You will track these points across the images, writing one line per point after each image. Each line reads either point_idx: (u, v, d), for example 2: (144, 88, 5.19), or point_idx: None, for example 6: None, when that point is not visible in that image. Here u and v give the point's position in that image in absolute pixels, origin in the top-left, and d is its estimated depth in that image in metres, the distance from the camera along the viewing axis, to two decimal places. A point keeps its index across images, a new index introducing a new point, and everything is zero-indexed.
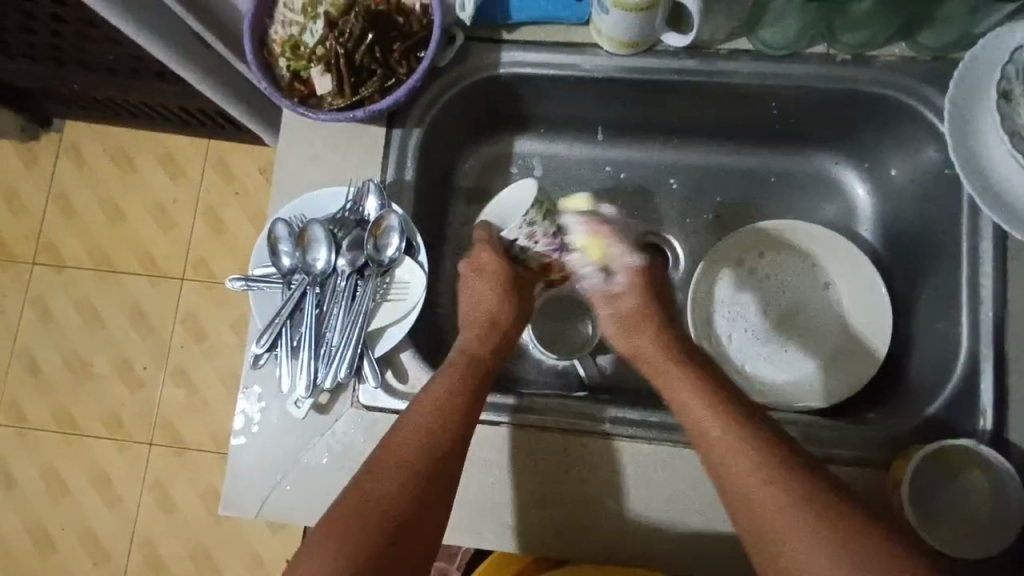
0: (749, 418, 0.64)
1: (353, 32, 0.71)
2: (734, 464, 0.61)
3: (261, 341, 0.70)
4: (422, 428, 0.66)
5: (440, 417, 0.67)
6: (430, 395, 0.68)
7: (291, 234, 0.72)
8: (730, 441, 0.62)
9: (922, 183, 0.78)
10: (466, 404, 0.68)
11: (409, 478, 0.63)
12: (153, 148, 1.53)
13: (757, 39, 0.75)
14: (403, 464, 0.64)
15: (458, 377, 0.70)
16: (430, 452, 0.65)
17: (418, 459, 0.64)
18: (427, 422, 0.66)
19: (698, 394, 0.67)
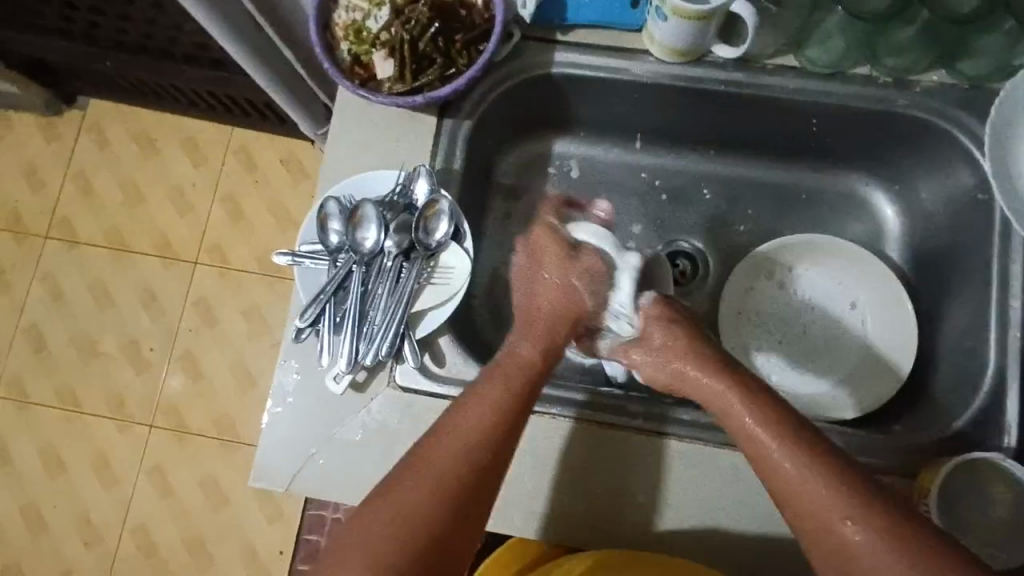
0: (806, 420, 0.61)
1: (418, 20, 0.73)
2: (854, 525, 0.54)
3: (305, 316, 0.71)
4: (448, 457, 0.60)
5: (473, 441, 0.61)
6: (464, 415, 0.62)
7: (341, 212, 0.73)
8: (840, 498, 0.56)
9: (953, 206, 0.80)
10: (501, 430, 0.62)
11: (428, 515, 0.58)
12: (178, 131, 1.54)
13: (803, 57, 0.78)
14: (423, 499, 0.58)
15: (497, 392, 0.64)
16: (453, 487, 0.59)
17: (439, 493, 0.59)
18: (454, 451, 0.60)
19: (780, 419, 0.60)
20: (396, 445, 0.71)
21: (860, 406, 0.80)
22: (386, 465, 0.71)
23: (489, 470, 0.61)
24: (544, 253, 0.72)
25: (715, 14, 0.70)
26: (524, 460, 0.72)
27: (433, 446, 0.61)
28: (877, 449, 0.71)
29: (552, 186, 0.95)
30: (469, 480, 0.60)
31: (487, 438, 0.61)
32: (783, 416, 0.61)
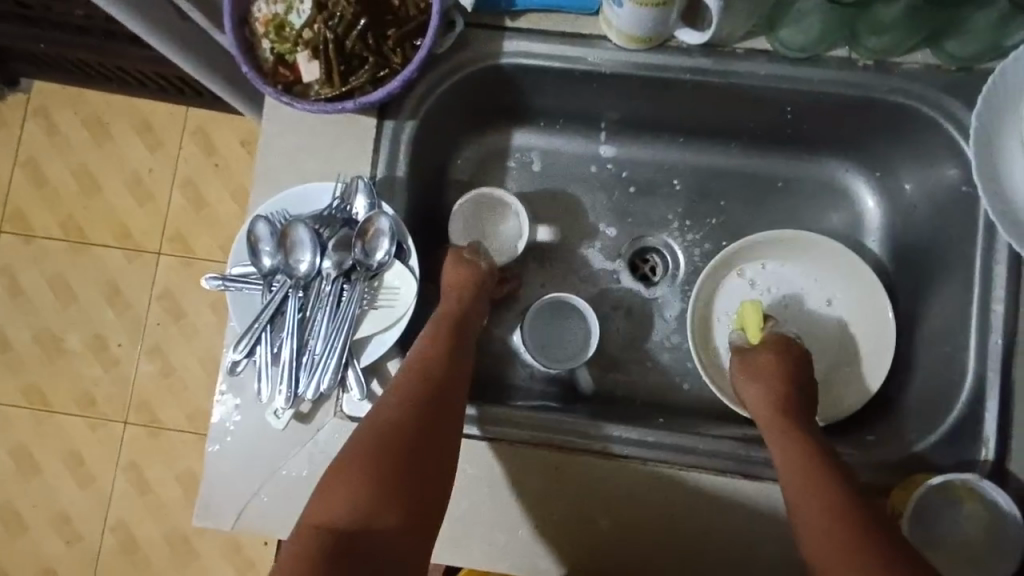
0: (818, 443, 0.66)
1: (343, 16, 0.65)
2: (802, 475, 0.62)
3: (239, 347, 0.66)
4: (397, 397, 0.62)
5: (418, 375, 0.64)
6: (412, 360, 0.66)
7: (273, 234, 0.67)
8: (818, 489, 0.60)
9: (937, 199, 0.75)
10: (443, 365, 0.65)
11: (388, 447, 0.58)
12: (129, 113, 1.45)
13: (775, 40, 0.71)
14: (381, 435, 0.59)
15: (437, 332, 0.69)
16: (409, 421, 0.60)
17: (393, 428, 0.60)
18: (410, 373, 0.65)
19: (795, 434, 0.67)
20: None
21: (830, 413, 0.77)
22: None
23: (437, 399, 0.63)
24: (454, 255, 0.77)
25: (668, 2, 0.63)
26: (480, 489, 0.68)
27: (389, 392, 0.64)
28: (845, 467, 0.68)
29: (512, 181, 0.88)
30: (424, 411, 0.62)
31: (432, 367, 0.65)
32: (788, 435, 0.67)
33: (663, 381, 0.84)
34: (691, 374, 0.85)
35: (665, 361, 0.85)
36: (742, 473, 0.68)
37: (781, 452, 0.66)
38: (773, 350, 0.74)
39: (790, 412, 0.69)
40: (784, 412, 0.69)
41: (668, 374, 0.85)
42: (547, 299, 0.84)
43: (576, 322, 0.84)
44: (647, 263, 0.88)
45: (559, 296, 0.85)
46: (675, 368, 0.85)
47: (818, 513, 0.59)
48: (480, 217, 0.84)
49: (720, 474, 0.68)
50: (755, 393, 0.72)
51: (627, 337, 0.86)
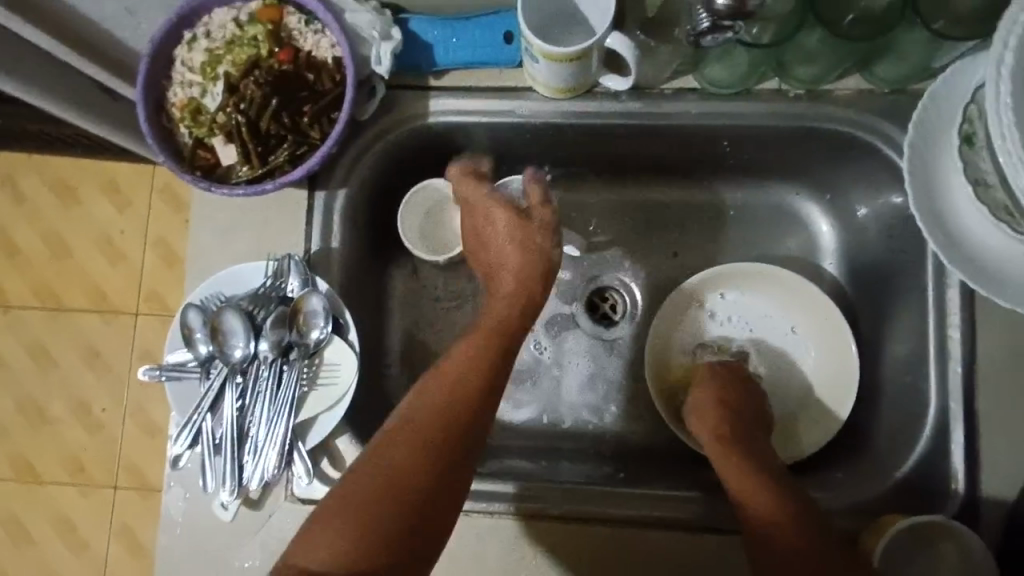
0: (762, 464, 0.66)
1: (253, 98, 0.64)
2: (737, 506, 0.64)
3: (180, 439, 0.65)
4: (468, 359, 0.64)
5: (462, 376, 0.63)
6: (457, 362, 0.64)
7: (204, 322, 0.66)
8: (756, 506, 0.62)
9: (888, 221, 0.73)
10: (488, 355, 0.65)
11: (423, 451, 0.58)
12: (94, 177, 1.44)
13: (702, 77, 0.69)
14: (407, 443, 0.58)
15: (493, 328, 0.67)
16: (469, 399, 0.62)
17: (431, 436, 0.59)
18: (457, 368, 0.63)
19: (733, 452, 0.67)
20: None
21: (798, 449, 0.75)
22: None
23: (501, 372, 0.65)
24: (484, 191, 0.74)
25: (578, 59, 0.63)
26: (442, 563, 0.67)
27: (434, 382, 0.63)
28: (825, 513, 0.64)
29: None
30: (485, 389, 0.63)
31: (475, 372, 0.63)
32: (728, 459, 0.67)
33: (629, 425, 0.82)
34: (656, 416, 0.82)
35: (630, 403, 0.83)
36: (707, 526, 0.66)
37: (729, 474, 0.66)
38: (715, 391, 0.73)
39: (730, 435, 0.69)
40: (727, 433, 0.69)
41: (633, 417, 0.82)
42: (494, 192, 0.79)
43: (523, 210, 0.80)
44: (606, 302, 0.86)
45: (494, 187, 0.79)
46: (641, 409, 0.83)
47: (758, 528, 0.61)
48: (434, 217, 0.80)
49: (685, 530, 0.66)
50: (695, 419, 0.72)
51: (590, 381, 0.84)
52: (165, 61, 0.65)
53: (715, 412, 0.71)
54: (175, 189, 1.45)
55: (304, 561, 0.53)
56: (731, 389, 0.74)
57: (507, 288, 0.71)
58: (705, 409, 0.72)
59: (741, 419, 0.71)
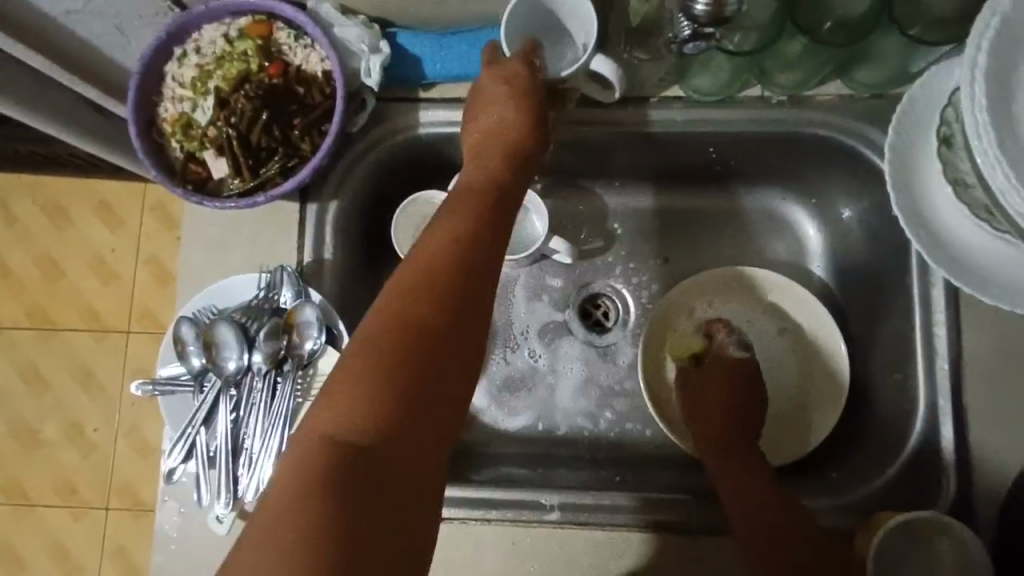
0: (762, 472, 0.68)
1: (244, 112, 0.65)
2: (726, 495, 0.66)
3: (174, 453, 0.64)
4: (455, 226, 0.54)
5: (450, 233, 0.54)
6: (445, 221, 0.55)
7: (198, 335, 0.66)
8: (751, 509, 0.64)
9: (874, 223, 0.74)
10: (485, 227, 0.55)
11: (428, 290, 0.50)
12: (86, 196, 1.44)
13: (687, 86, 0.71)
14: (398, 329, 0.47)
15: (489, 158, 0.62)
16: (465, 269, 0.52)
17: (423, 308, 0.49)
18: (444, 237, 0.53)
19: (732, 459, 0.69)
20: None
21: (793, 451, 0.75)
22: None
23: (502, 206, 0.59)
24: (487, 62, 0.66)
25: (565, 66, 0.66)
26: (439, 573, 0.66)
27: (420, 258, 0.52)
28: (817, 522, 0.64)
29: None
30: (489, 214, 0.57)
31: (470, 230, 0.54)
32: (730, 465, 0.69)
33: (624, 431, 0.82)
34: (651, 422, 0.83)
35: (625, 409, 0.83)
36: (704, 529, 0.66)
37: (726, 479, 0.68)
38: (722, 381, 0.75)
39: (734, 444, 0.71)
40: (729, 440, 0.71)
41: (629, 423, 0.83)
42: None
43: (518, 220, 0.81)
44: (599, 308, 0.86)
45: None
46: (636, 415, 0.83)
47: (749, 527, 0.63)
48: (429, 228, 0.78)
49: (682, 534, 0.66)
50: (697, 419, 0.74)
51: (585, 388, 0.84)
52: (156, 77, 0.66)
53: (721, 414, 0.73)
54: (167, 206, 1.45)
55: (324, 428, 0.44)
56: (741, 385, 0.74)
57: (507, 131, 0.63)
58: (706, 409, 0.74)
59: (745, 425, 0.72)
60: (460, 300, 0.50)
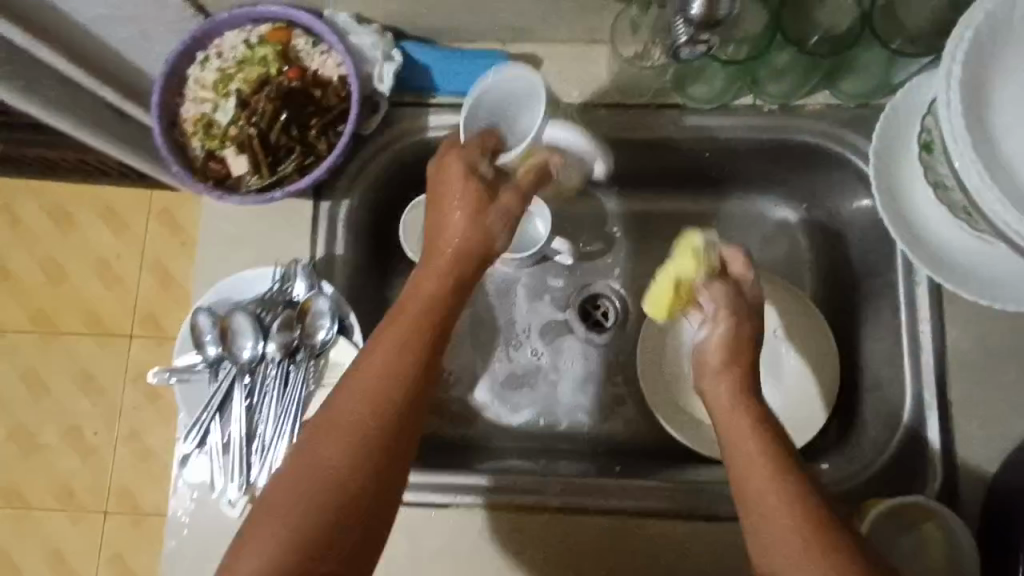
0: (783, 440, 0.57)
1: (264, 111, 0.69)
2: (756, 471, 0.54)
3: (188, 439, 0.67)
4: (392, 341, 0.55)
5: (387, 358, 0.54)
6: (378, 343, 0.55)
7: (214, 324, 0.68)
8: (766, 474, 0.54)
9: (859, 227, 0.78)
10: (427, 340, 0.56)
11: (360, 424, 0.52)
12: (94, 202, 1.47)
13: (683, 94, 0.75)
14: (327, 472, 0.50)
15: (443, 250, 0.60)
16: (396, 403, 0.53)
17: (355, 444, 0.51)
18: (381, 361, 0.54)
19: (754, 434, 0.57)
20: None
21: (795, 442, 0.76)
22: None
23: (447, 326, 0.58)
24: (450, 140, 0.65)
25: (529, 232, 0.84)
26: (446, 558, 0.69)
27: (355, 380, 0.54)
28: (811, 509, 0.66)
29: None
30: (432, 336, 0.56)
31: (407, 354, 0.55)
32: (751, 438, 0.57)
33: (623, 427, 0.85)
34: (648, 418, 0.85)
35: (622, 406, 0.86)
36: (700, 515, 0.68)
37: (739, 447, 0.57)
38: (741, 348, 0.63)
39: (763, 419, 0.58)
40: (759, 420, 0.58)
41: (626, 419, 0.85)
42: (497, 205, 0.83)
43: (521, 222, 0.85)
44: (598, 308, 0.89)
45: None
46: (633, 411, 0.86)
47: (762, 504, 0.53)
48: None
49: (678, 520, 0.68)
50: (725, 394, 0.61)
51: (584, 384, 0.87)
52: (179, 79, 0.70)
53: (736, 376, 0.62)
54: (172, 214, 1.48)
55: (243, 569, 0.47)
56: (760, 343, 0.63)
57: (464, 199, 0.61)
58: (721, 368, 0.62)
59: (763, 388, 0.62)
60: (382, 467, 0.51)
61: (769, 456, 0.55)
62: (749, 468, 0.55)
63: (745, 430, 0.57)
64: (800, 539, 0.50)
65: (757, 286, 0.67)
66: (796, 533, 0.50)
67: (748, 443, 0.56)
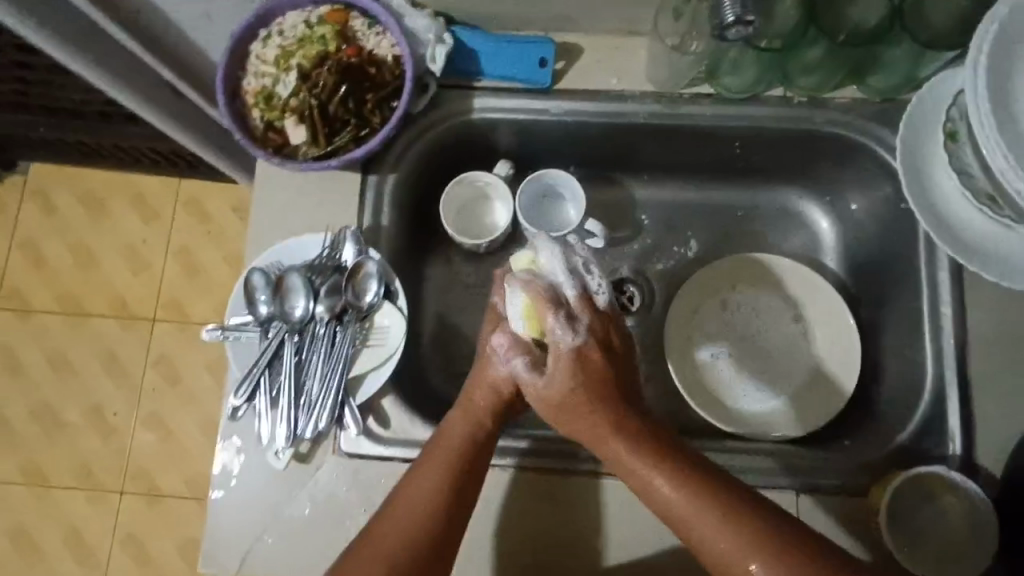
0: (683, 456, 0.62)
1: (325, 84, 0.73)
2: (691, 503, 0.58)
3: (239, 393, 0.70)
4: (447, 469, 0.65)
5: (446, 454, 0.66)
6: (441, 434, 0.68)
7: (267, 283, 0.72)
8: (676, 490, 0.59)
9: (881, 217, 0.82)
10: (479, 443, 0.68)
11: (422, 520, 0.62)
12: (125, 188, 1.45)
13: (717, 84, 0.78)
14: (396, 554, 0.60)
15: (489, 373, 0.72)
16: (451, 493, 0.64)
17: (417, 532, 0.61)
18: (443, 461, 0.65)
19: (636, 444, 0.63)
20: (344, 515, 0.70)
21: (808, 423, 0.81)
22: (335, 537, 0.69)
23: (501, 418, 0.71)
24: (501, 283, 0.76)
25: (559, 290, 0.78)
26: (482, 516, 0.71)
27: (416, 478, 0.65)
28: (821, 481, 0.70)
29: None
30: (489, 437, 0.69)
31: (464, 448, 0.67)
32: (631, 446, 0.63)
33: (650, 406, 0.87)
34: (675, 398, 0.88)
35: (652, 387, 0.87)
36: None
37: (626, 457, 0.63)
38: (592, 398, 0.66)
39: (626, 428, 0.65)
40: (617, 426, 0.65)
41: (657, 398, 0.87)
42: (528, 188, 0.87)
43: (554, 205, 0.88)
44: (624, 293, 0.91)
45: (531, 180, 0.87)
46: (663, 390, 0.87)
47: (687, 521, 0.58)
48: (472, 205, 0.88)
49: None
50: (562, 388, 0.67)
51: None
52: (242, 54, 0.73)
53: (576, 387, 0.67)
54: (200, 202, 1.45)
55: None
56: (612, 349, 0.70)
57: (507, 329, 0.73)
58: (557, 376, 0.68)
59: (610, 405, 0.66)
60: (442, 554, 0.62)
61: (675, 474, 0.60)
62: (666, 477, 0.60)
63: (617, 439, 0.64)
64: (755, 555, 0.54)
65: (598, 309, 0.71)
66: (727, 537, 0.56)
67: (640, 459, 0.62)
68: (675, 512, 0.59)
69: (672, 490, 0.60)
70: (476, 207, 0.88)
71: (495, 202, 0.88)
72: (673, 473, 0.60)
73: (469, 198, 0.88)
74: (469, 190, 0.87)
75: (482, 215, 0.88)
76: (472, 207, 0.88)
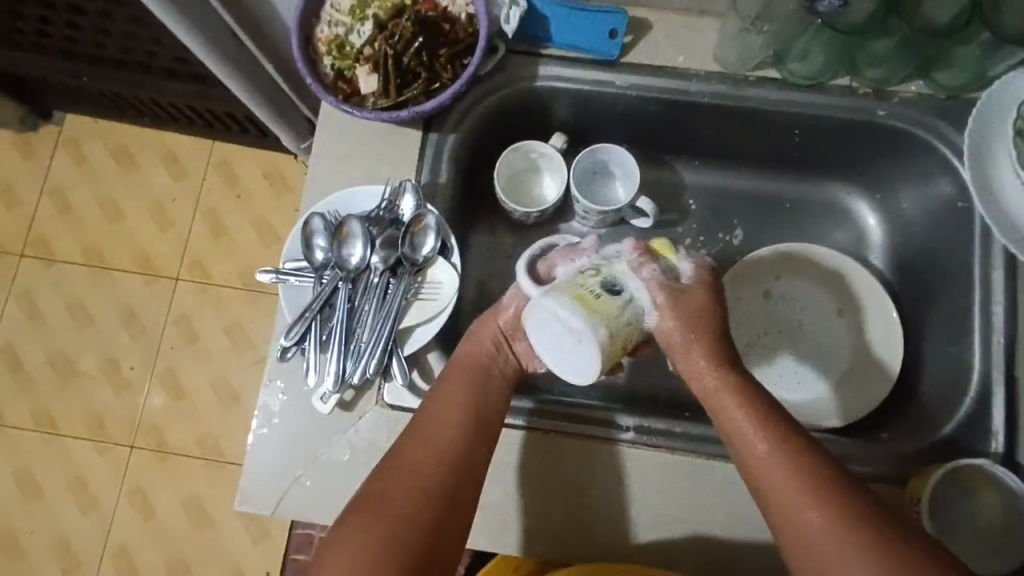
0: (789, 423, 0.60)
1: (403, 35, 0.73)
2: (785, 465, 0.56)
3: (290, 334, 0.70)
4: (452, 421, 0.61)
5: (454, 403, 0.62)
6: (444, 388, 0.64)
7: (326, 228, 0.73)
8: (776, 454, 0.57)
9: (933, 215, 0.82)
10: (490, 400, 0.64)
11: (432, 472, 0.58)
12: (156, 144, 1.42)
13: (784, 69, 0.79)
14: (405, 504, 0.56)
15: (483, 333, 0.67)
16: (455, 444, 0.60)
17: (425, 485, 0.57)
18: (447, 411, 0.62)
19: (749, 403, 0.60)
20: None
21: (844, 415, 0.81)
22: None
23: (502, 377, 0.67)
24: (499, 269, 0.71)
25: (619, 278, 0.61)
26: (522, 476, 0.71)
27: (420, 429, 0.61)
28: (856, 467, 0.70)
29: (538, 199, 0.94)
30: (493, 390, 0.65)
31: (472, 398, 0.63)
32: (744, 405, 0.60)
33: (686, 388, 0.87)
34: None
35: None
36: None
37: (739, 413, 0.60)
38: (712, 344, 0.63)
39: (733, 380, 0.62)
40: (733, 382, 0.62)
41: None
42: (579, 165, 0.87)
43: (604, 182, 0.88)
44: None
45: (584, 155, 0.87)
46: None
47: (782, 487, 0.56)
48: (522, 177, 0.89)
49: None
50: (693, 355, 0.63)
51: None
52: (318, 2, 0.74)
53: (704, 338, 0.63)
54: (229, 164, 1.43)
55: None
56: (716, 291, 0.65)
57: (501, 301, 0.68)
58: (689, 320, 0.63)
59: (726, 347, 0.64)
60: (448, 506, 0.58)
61: (783, 436, 0.58)
62: (770, 442, 0.58)
63: (730, 397, 0.61)
64: (852, 527, 0.53)
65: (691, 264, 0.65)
66: (829, 507, 0.54)
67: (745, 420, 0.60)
68: (773, 482, 0.57)
69: (780, 456, 0.57)
70: (526, 181, 0.89)
71: (546, 176, 0.89)
72: (774, 435, 0.58)
73: (520, 171, 0.88)
74: (521, 162, 0.88)
75: (531, 188, 0.89)
76: (522, 180, 0.88)
